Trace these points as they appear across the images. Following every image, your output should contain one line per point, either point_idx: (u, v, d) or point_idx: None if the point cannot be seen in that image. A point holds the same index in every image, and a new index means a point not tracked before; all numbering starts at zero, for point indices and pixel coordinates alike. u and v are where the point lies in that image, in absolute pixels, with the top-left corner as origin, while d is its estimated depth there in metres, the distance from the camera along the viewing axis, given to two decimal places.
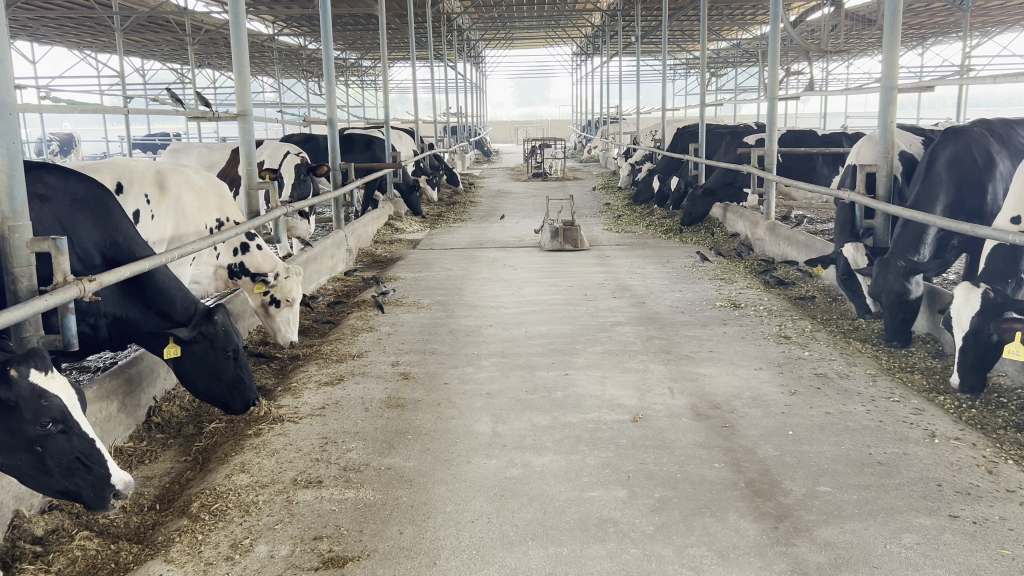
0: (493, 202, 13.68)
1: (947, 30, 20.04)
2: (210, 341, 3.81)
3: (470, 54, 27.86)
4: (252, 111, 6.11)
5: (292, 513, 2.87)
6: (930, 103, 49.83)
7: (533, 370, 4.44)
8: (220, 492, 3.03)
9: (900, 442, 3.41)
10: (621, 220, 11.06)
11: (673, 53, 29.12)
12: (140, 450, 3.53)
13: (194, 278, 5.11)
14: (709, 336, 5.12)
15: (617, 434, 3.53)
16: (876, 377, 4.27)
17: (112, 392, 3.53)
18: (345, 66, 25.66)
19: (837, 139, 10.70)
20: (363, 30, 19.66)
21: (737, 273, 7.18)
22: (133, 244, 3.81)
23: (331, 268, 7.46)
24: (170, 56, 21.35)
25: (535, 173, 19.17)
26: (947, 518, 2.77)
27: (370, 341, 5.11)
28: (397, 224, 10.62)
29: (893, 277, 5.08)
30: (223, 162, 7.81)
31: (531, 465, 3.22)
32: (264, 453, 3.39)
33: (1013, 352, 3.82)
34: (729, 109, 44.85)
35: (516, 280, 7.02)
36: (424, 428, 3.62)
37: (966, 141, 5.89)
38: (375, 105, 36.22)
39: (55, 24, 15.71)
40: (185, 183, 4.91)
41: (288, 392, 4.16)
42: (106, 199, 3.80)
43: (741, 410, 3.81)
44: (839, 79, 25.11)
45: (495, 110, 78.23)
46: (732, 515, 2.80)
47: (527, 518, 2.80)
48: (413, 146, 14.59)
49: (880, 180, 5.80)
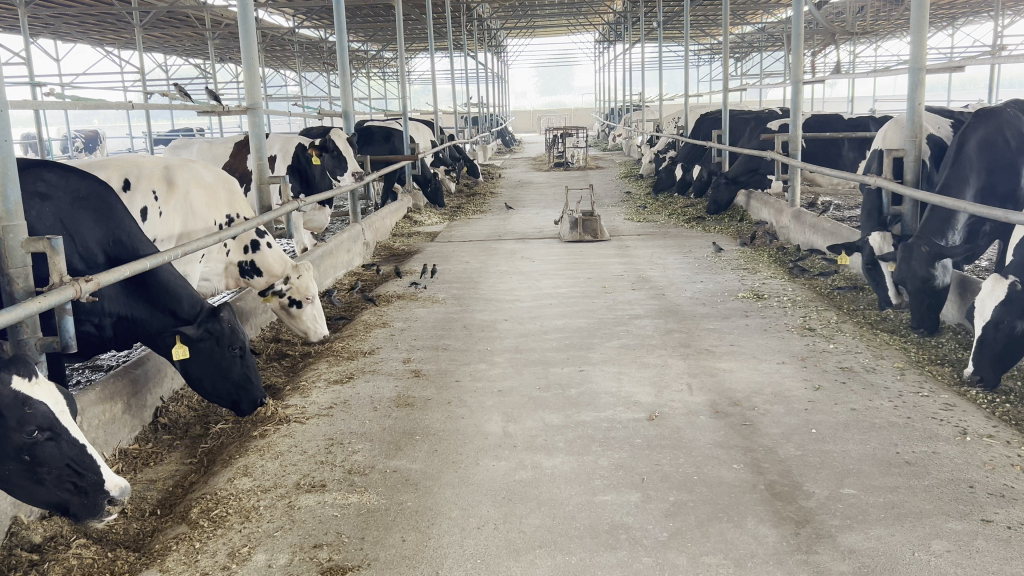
0: (514, 193, 13.56)
1: (978, 11, 19.59)
2: (217, 339, 3.71)
3: (491, 43, 27.71)
4: (262, 105, 6.04)
5: (293, 519, 2.78)
6: (963, 84, 49.04)
7: (548, 366, 4.32)
8: (221, 497, 2.94)
9: (929, 440, 3.25)
10: (644, 209, 10.89)
11: (696, 38, 28.85)
12: (145, 453, 3.46)
13: (205, 276, 4.99)
14: (729, 329, 4.97)
15: (632, 433, 3.41)
16: (904, 371, 4.10)
17: (115, 394, 3.45)
18: (366, 58, 25.63)
19: (864, 124, 10.45)
20: (383, 22, 19.57)
21: (761, 262, 6.99)
22: (136, 241, 3.72)
23: (348, 262, 7.38)
24: (191, 51, 21.37)
25: (558, 163, 19.01)
26: (981, 523, 2.62)
27: (382, 337, 5.02)
28: (416, 216, 10.53)
29: (920, 264, 4.91)
30: (227, 156, 7.78)
31: (542, 467, 3.10)
32: (268, 456, 3.30)
33: None
34: (754, 95, 44.61)
35: (535, 273, 6.89)
36: (433, 428, 3.53)
37: (999, 122, 5.67)
38: (397, 98, 36.23)
39: (77, 21, 15.79)
40: (193, 178, 4.82)
41: (297, 391, 4.08)
42: (108, 196, 3.70)
43: (762, 407, 3.66)
44: (866, 62, 24.68)
45: (519, 100, 78.03)
46: (751, 521, 2.67)
47: (534, 524, 2.69)
48: (431, 138, 14.51)
49: (907, 164, 5.58)
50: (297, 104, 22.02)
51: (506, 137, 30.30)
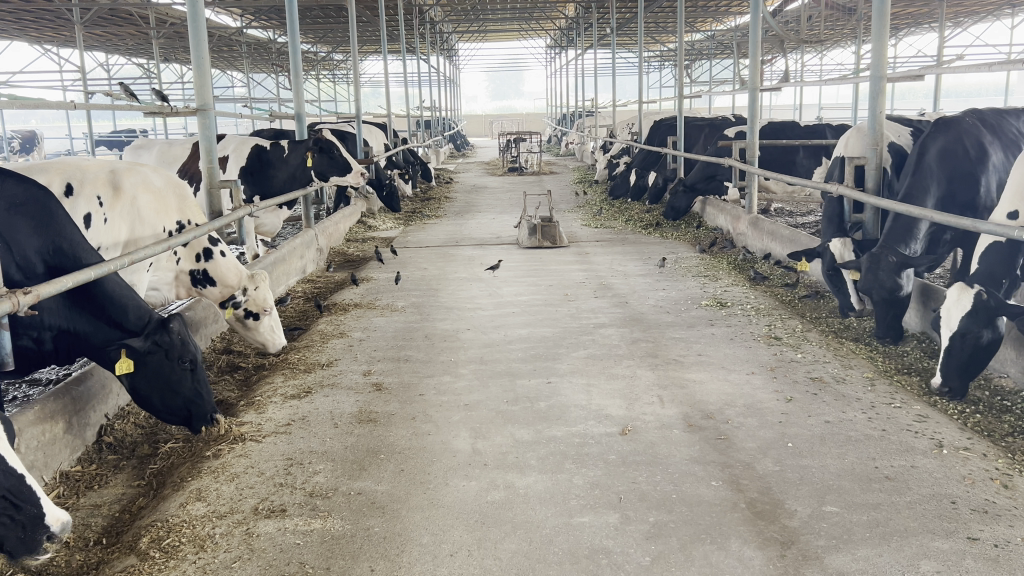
0: (469, 197, 13.44)
1: (921, 22, 20.02)
2: (165, 351, 3.48)
3: (443, 47, 27.48)
4: (213, 108, 5.83)
5: (252, 548, 2.60)
6: (903, 94, 50.25)
7: (515, 378, 4.19)
8: (173, 524, 2.74)
9: (906, 453, 3.20)
10: (601, 215, 10.84)
11: (647, 45, 29.06)
12: (88, 475, 3.23)
13: (153, 285, 4.75)
14: (696, 338, 4.90)
15: (606, 449, 3.29)
16: (875, 381, 4.06)
17: (56, 412, 3.23)
18: (315, 59, 25.25)
19: (819, 131, 10.53)
20: (334, 23, 19.25)
21: (720, 270, 6.96)
22: (78, 249, 3.47)
23: (301, 268, 7.15)
24: (135, 50, 20.78)
25: (511, 167, 18.88)
26: (967, 541, 2.56)
27: (340, 348, 4.83)
28: (370, 222, 10.32)
29: (886, 274, 4.86)
30: (184, 158, 7.51)
31: (515, 487, 2.97)
32: (223, 478, 3.11)
33: None
34: (705, 103, 45.30)
35: (495, 280, 6.74)
36: (399, 445, 3.37)
37: (958, 132, 5.72)
38: (346, 100, 35.84)
39: (15, 17, 15.22)
40: (141, 183, 4.59)
41: (251, 407, 3.88)
42: (48, 201, 3.46)
43: (736, 420, 3.58)
44: (813, 71, 25.07)
45: (470, 105, 78.05)
46: (734, 543, 2.57)
47: (511, 550, 2.55)
48: (384, 142, 14.30)
49: (869, 172, 5.59)
50: (245, 106, 21.57)
51: (458, 141, 30.10)
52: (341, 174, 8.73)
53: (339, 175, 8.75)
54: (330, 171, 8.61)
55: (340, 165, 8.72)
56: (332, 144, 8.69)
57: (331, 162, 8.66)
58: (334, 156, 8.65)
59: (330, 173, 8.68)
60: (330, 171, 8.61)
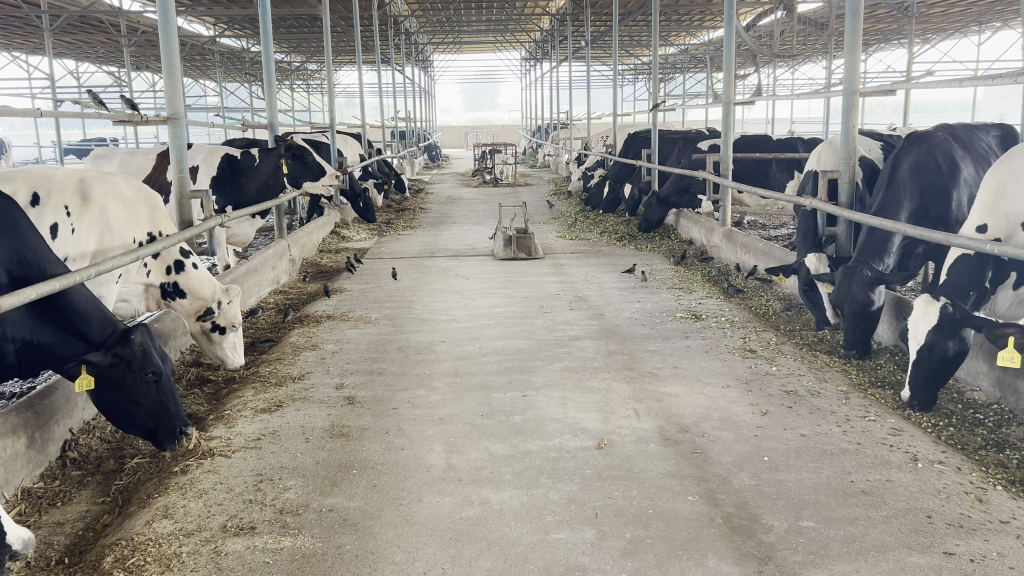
0: (443, 208, 13.40)
1: (890, 37, 20.26)
2: (127, 363, 3.36)
3: (417, 57, 27.43)
4: (184, 116, 5.74)
5: (221, 566, 2.53)
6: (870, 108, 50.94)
7: (490, 392, 4.14)
8: (138, 543, 2.66)
9: (882, 467, 3.20)
10: (575, 227, 10.84)
11: (621, 58, 29.18)
12: (51, 491, 3.14)
13: (122, 297, 4.59)
14: (671, 351, 4.88)
15: (582, 464, 3.26)
16: (849, 395, 4.06)
17: (18, 427, 3.14)
18: (289, 69, 25.07)
19: (792, 144, 10.62)
20: (309, 32, 19.15)
21: (695, 282, 6.98)
22: (42, 259, 3.38)
23: (273, 279, 7.06)
24: (105, 58, 20.52)
25: (486, 179, 18.85)
26: (943, 555, 2.55)
27: (312, 361, 4.76)
28: (343, 232, 10.23)
29: (858, 287, 4.88)
30: (150, 169, 7.39)
31: (490, 503, 2.93)
32: (191, 494, 3.03)
33: (1008, 360, 3.54)
34: (678, 116, 45.70)
35: (469, 292, 6.69)
36: (372, 461, 3.32)
37: (930, 147, 5.80)
38: (321, 109, 35.67)
39: None
40: (111, 193, 4.49)
41: (221, 421, 3.80)
42: (12, 213, 3.39)
43: (712, 434, 3.57)
44: (784, 85, 25.30)
45: (446, 117, 78.14)
46: (711, 559, 2.55)
47: (485, 567, 2.51)
48: (358, 152, 14.22)
49: (842, 186, 5.62)
50: (218, 115, 21.34)
51: (433, 152, 30.06)
52: (313, 179, 8.67)
53: (312, 180, 8.67)
54: (302, 176, 8.58)
55: (313, 171, 8.66)
56: (303, 150, 8.61)
57: (303, 168, 8.62)
58: (306, 162, 8.59)
59: (303, 178, 8.62)
60: (302, 176, 8.58)
